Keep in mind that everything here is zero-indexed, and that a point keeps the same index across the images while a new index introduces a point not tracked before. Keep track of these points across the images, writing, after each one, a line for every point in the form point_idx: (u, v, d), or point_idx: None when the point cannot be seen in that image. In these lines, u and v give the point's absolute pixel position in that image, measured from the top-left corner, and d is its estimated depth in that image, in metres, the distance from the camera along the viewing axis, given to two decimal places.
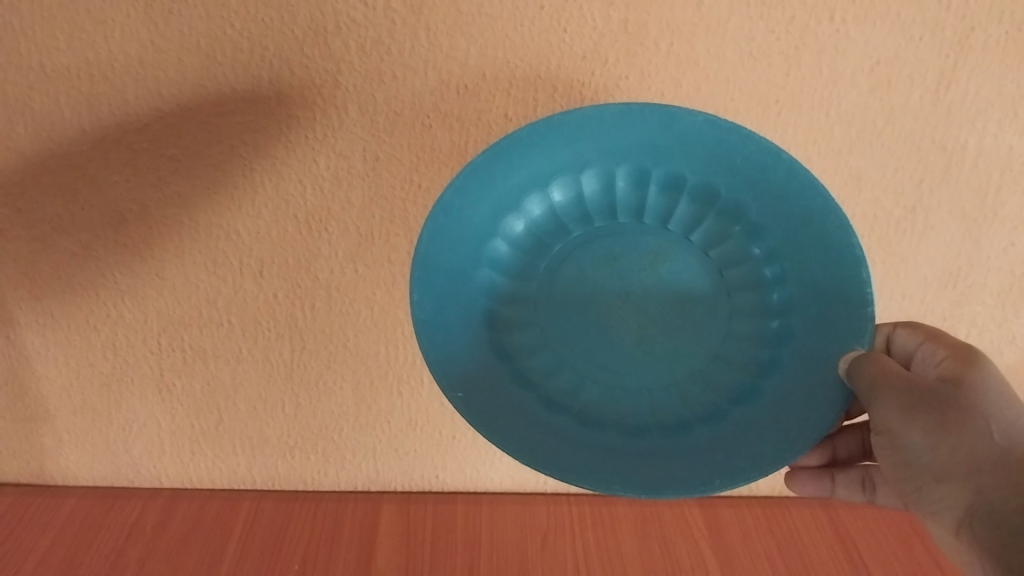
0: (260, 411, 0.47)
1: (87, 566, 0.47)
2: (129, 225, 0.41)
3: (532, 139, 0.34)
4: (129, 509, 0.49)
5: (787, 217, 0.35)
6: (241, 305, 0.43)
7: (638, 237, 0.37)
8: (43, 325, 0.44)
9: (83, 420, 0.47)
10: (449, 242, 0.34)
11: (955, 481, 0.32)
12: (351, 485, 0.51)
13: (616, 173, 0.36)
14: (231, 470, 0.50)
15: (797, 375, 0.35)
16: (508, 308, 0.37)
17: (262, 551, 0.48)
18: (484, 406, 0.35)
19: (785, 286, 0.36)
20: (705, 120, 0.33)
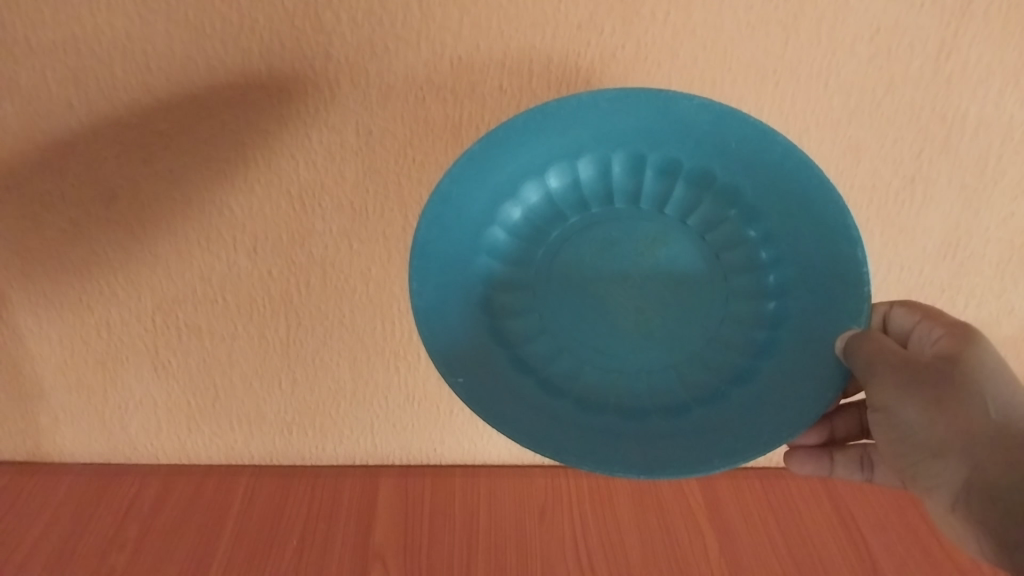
0: (257, 387, 0.47)
1: (88, 543, 0.47)
2: (119, 202, 0.40)
3: (528, 126, 0.34)
4: (128, 486, 0.50)
5: (783, 198, 0.34)
6: (235, 284, 0.43)
7: (635, 221, 0.37)
8: (36, 303, 0.43)
9: (79, 398, 0.47)
10: (447, 231, 0.34)
11: (953, 457, 0.31)
12: (350, 459, 0.51)
13: (612, 158, 0.36)
14: (229, 445, 0.50)
15: (794, 355, 0.35)
16: (507, 295, 0.37)
17: (261, 525, 0.48)
18: (484, 392, 0.35)
19: (782, 267, 0.36)
20: (701, 105, 0.33)
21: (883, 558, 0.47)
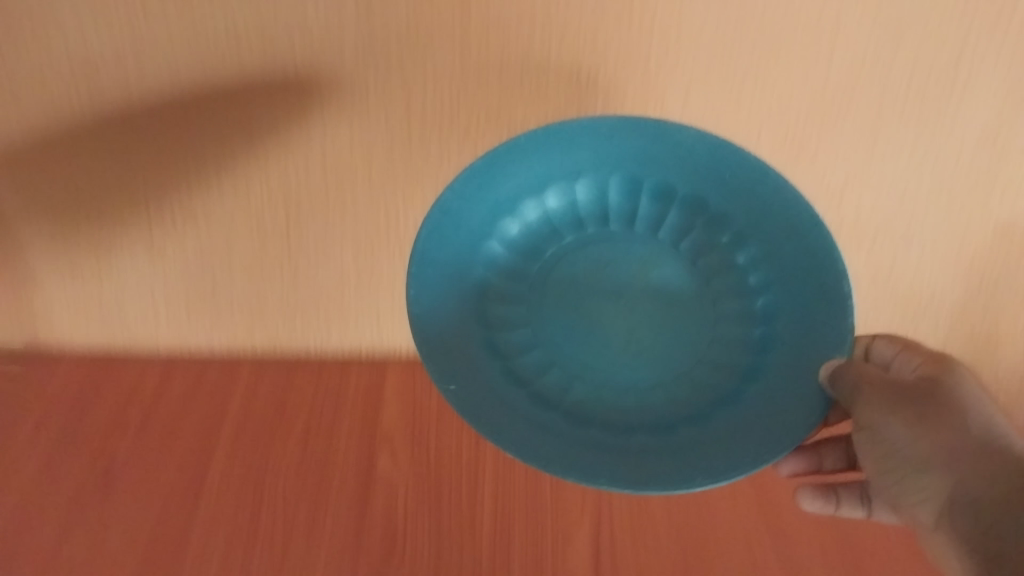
0: (258, 279, 0.51)
1: (87, 427, 0.50)
2: (121, 127, 0.45)
3: (530, 145, 0.38)
4: (127, 375, 0.53)
5: (769, 221, 0.38)
6: (244, 206, 0.48)
7: (629, 244, 0.40)
8: (40, 214, 0.48)
9: (75, 288, 0.51)
10: (450, 239, 0.37)
11: (937, 473, 0.33)
12: (353, 351, 0.54)
13: (609, 182, 0.39)
14: (230, 328, 0.53)
15: (781, 377, 0.36)
16: (502, 309, 0.39)
17: (265, 416, 0.51)
18: (476, 401, 0.35)
19: (770, 292, 0.38)
20: (695, 134, 0.38)
21: None
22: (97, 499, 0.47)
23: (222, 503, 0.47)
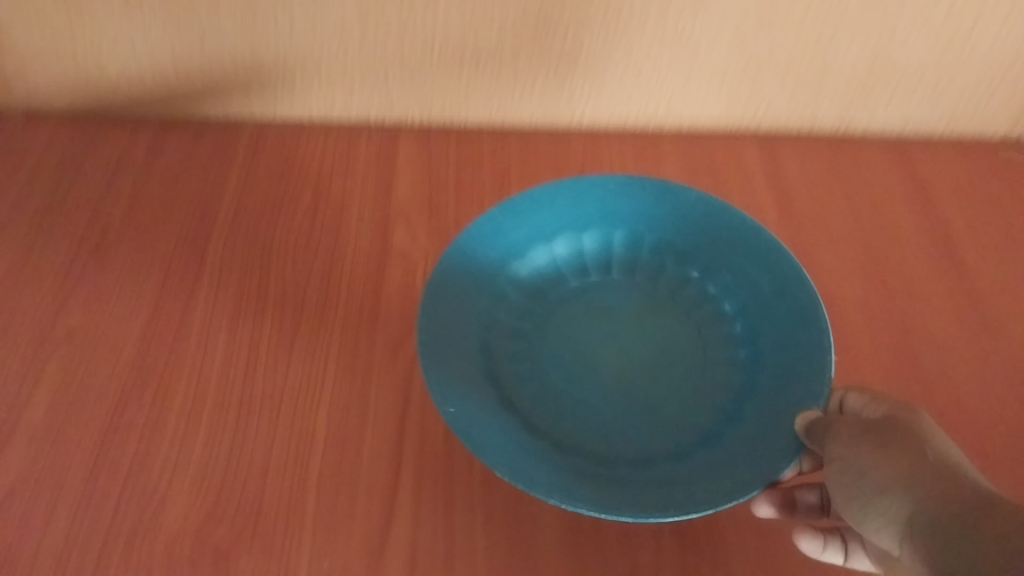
0: (214, 167, 0.81)
1: (122, 245, 0.75)
2: (112, 215, 0.77)
3: (519, 212, 0.64)
4: (84, 214, 0.77)
5: (766, 309, 0.61)
6: (203, 78, 0.80)
7: (619, 291, 0.66)
8: (45, 200, 0.78)
9: (51, 197, 0.78)
10: (444, 330, 0.57)
11: (932, 505, 0.46)
12: (322, 107, 0.84)
13: (594, 236, 0.66)
14: (207, 99, 0.83)
15: (747, 441, 0.55)
16: (513, 372, 0.60)
17: (242, 231, 0.77)
18: (534, 471, 0.51)
19: (756, 358, 0.60)
20: (695, 197, 0.64)
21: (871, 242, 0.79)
22: (114, 264, 0.74)
23: (295, 360, 0.68)
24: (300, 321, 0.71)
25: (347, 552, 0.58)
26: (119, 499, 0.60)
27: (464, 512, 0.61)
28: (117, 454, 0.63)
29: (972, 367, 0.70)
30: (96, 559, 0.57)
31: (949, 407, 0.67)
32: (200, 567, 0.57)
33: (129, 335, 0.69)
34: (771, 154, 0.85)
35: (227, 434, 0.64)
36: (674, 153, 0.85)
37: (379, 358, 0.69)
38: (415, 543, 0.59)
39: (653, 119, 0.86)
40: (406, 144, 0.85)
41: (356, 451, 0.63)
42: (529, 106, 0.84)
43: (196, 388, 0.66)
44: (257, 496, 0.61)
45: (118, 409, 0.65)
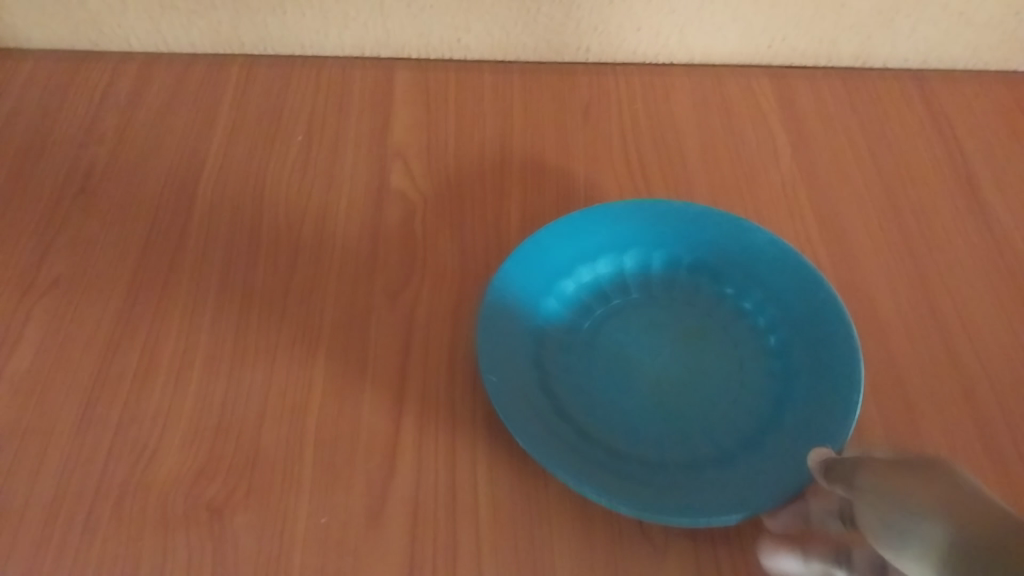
0: (205, 102, 0.77)
1: (114, 179, 0.71)
2: (99, 145, 0.73)
3: (602, 217, 0.64)
4: (70, 147, 0.73)
5: (811, 347, 0.59)
6: (196, 12, 0.77)
7: (671, 308, 0.64)
8: (36, 124, 0.74)
9: (37, 121, 0.75)
10: (502, 310, 0.59)
11: (926, 481, 0.37)
12: (324, 49, 0.81)
13: (665, 252, 0.66)
14: (201, 33, 0.79)
15: (765, 462, 0.54)
16: (559, 362, 0.60)
17: (239, 165, 0.72)
18: (545, 448, 0.53)
19: (789, 392, 0.58)
20: (767, 238, 0.63)
21: (881, 183, 0.74)
22: (100, 199, 0.69)
23: (291, 307, 0.63)
24: (296, 265, 0.66)
25: (347, 502, 0.54)
26: (110, 447, 0.56)
27: (469, 464, 0.56)
28: (110, 398, 0.58)
29: (996, 310, 0.66)
30: (86, 511, 0.53)
31: (982, 358, 0.63)
32: (194, 523, 0.53)
33: (118, 275, 0.65)
34: (788, 91, 0.81)
35: (223, 379, 0.59)
36: (685, 87, 0.81)
37: (380, 303, 0.64)
38: (419, 496, 0.55)
39: (662, 54, 0.82)
40: (403, 78, 0.80)
41: (354, 400, 0.59)
42: (532, 41, 0.80)
43: (188, 335, 0.62)
44: (254, 447, 0.56)
45: (108, 355, 0.61)
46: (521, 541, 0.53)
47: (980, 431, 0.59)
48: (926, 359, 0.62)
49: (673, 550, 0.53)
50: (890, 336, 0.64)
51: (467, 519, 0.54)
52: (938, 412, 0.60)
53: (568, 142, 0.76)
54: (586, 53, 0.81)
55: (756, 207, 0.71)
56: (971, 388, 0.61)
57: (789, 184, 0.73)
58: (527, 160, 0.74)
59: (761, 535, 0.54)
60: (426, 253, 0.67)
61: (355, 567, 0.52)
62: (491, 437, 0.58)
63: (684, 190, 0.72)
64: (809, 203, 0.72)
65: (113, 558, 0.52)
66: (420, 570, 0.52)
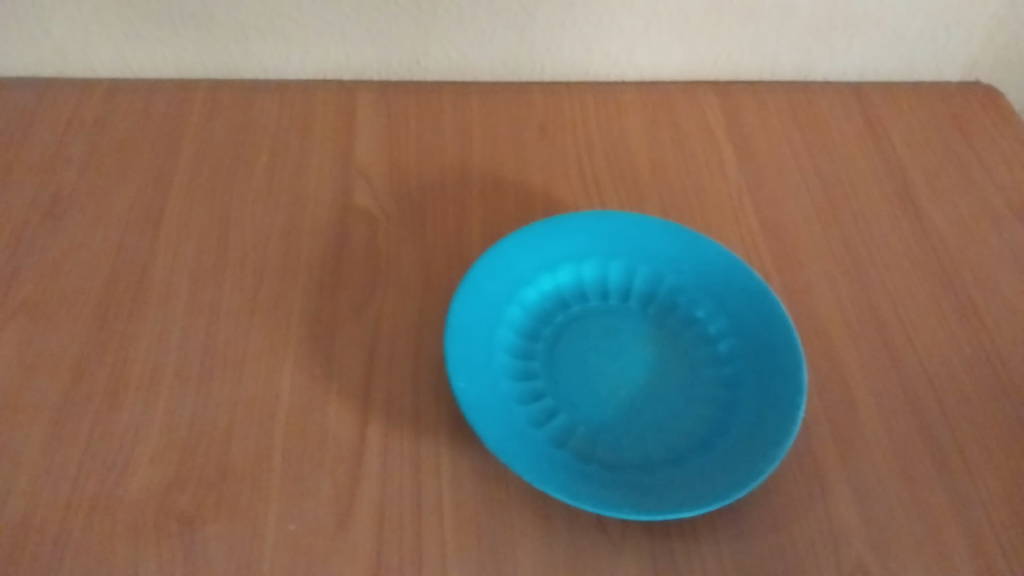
0: (170, 127, 0.79)
1: (80, 203, 0.72)
2: (65, 171, 0.74)
3: (564, 226, 0.67)
4: (36, 173, 0.74)
5: (760, 356, 0.61)
6: (160, 40, 0.79)
7: (627, 318, 0.67)
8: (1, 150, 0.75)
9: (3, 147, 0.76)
10: (469, 314, 0.61)
11: None
12: (286, 73, 0.83)
13: (622, 263, 0.68)
14: (165, 61, 0.81)
15: (713, 463, 0.57)
16: (522, 367, 0.62)
17: (204, 187, 0.74)
18: (509, 447, 0.54)
19: (738, 398, 0.60)
20: (720, 251, 0.65)
21: (824, 192, 0.77)
22: (66, 223, 0.71)
23: (257, 323, 0.65)
24: (261, 282, 0.68)
25: (315, 508, 0.56)
26: (80, 463, 0.57)
27: (433, 468, 0.58)
28: (80, 415, 0.59)
29: (931, 308, 0.69)
30: (57, 526, 0.54)
31: (919, 354, 0.66)
32: (165, 534, 0.54)
33: (86, 296, 0.66)
34: (733, 105, 0.85)
35: (190, 394, 0.61)
36: (636, 104, 0.84)
37: (345, 316, 0.66)
38: (385, 500, 0.56)
39: (613, 73, 0.85)
40: (364, 100, 0.82)
41: (321, 411, 0.60)
42: (488, 63, 0.83)
43: (156, 353, 0.63)
44: (223, 458, 0.58)
45: (77, 374, 0.62)
46: (485, 541, 0.55)
47: (918, 423, 0.62)
48: (868, 358, 0.66)
49: (629, 544, 0.56)
50: (834, 335, 0.67)
51: (432, 521, 0.56)
52: (879, 406, 0.63)
53: (525, 158, 0.79)
54: (541, 72, 0.84)
55: (705, 217, 0.74)
56: (909, 382, 0.64)
57: (735, 194, 0.77)
58: (485, 175, 0.77)
59: (713, 526, 0.57)
60: (389, 267, 0.69)
61: (324, 569, 0.53)
62: (454, 442, 0.60)
63: (637, 202, 0.75)
64: (754, 212, 0.75)
65: (84, 571, 0.52)
66: (388, 571, 0.53)
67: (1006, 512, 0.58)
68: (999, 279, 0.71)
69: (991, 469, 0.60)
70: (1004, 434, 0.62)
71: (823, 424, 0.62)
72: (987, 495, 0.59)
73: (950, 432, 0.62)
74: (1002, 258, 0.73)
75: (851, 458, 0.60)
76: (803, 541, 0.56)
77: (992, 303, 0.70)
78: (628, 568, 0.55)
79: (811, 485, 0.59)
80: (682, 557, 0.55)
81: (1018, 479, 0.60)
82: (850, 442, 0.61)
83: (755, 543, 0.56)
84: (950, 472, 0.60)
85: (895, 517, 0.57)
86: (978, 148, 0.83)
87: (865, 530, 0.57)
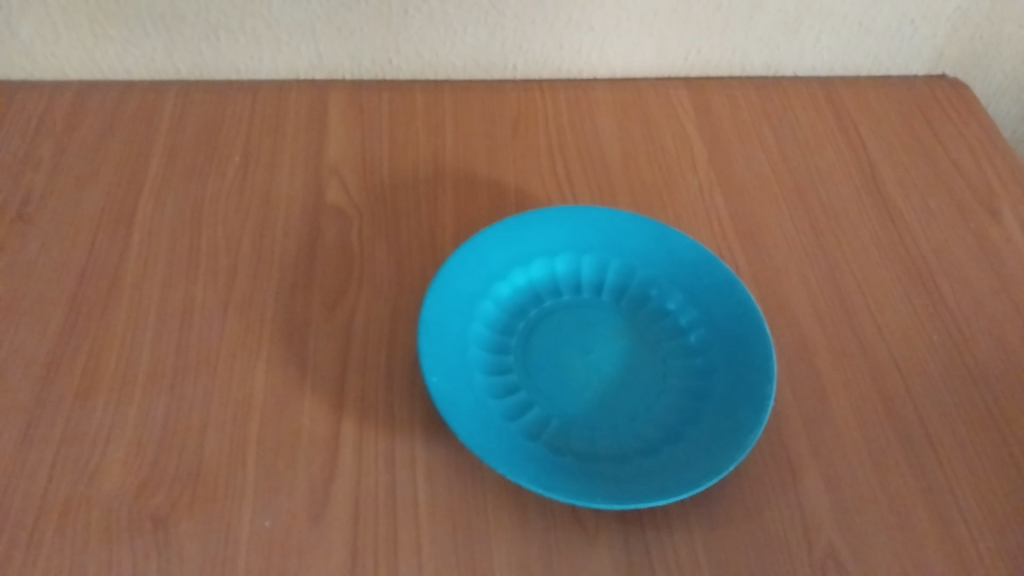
0: (142, 128, 0.79)
1: (52, 204, 0.72)
2: (35, 173, 0.74)
3: (536, 221, 0.67)
4: (6, 174, 0.74)
5: (731, 346, 0.62)
6: (131, 42, 0.79)
7: (600, 312, 0.67)
8: None
9: None
10: (442, 310, 0.61)
11: None
12: (258, 73, 0.83)
13: (594, 257, 0.68)
14: (136, 62, 0.81)
15: (685, 453, 0.57)
16: (496, 362, 0.63)
17: (176, 187, 0.74)
18: (482, 440, 0.55)
19: (709, 388, 0.61)
20: (690, 244, 0.66)
21: (793, 184, 0.78)
22: (37, 224, 0.70)
23: (231, 322, 0.65)
24: (234, 281, 0.68)
25: (290, 504, 0.56)
26: (53, 464, 0.57)
27: (408, 462, 0.59)
28: (52, 417, 0.59)
29: (899, 297, 0.70)
30: (29, 527, 0.54)
31: (888, 342, 0.67)
32: (139, 533, 0.54)
33: (58, 297, 0.66)
34: (704, 101, 0.85)
35: (164, 393, 0.61)
36: (608, 100, 0.85)
37: (319, 313, 0.66)
38: (360, 495, 0.57)
39: (585, 69, 0.86)
40: (337, 99, 0.82)
41: (296, 408, 0.61)
42: (460, 61, 0.84)
43: (128, 353, 0.63)
44: (197, 457, 0.58)
45: (49, 375, 0.61)
46: (460, 533, 0.55)
47: (887, 409, 0.63)
48: (837, 346, 0.67)
49: (603, 533, 0.56)
50: (804, 325, 0.68)
51: (407, 515, 0.56)
52: (848, 394, 0.64)
53: (498, 154, 0.79)
54: (512, 69, 0.85)
55: (676, 211, 0.75)
56: (878, 370, 0.65)
57: (707, 187, 0.77)
58: (458, 172, 0.77)
59: (686, 515, 0.57)
60: (362, 264, 0.70)
61: (299, 565, 0.53)
62: (429, 437, 0.60)
63: (609, 197, 0.76)
64: (725, 205, 0.76)
65: (58, 571, 0.52)
66: (363, 565, 0.53)
67: (973, 495, 0.59)
68: (965, 267, 0.73)
69: (958, 453, 0.61)
70: (972, 419, 0.63)
71: (794, 412, 0.62)
72: (955, 478, 0.60)
73: (918, 417, 0.63)
74: (968, 247, 0.74)
75: (822, 445, 0.61)
76: (774, 528, 0.56)
77: (958, 291, 0.71)
78: (602, 557, 0.55)
79: (782, 473, 0.59)
80: (655, 545, 0.56)
81: (984, 462, 0.61)
82: (820, 429, 0.62)
83: (727, 530, 0.56)
84: (919, 457, 0.61)
85: (865, 503, 0.58)
86: (944, 140, 0.84)
87: (836, 515, 0.57)
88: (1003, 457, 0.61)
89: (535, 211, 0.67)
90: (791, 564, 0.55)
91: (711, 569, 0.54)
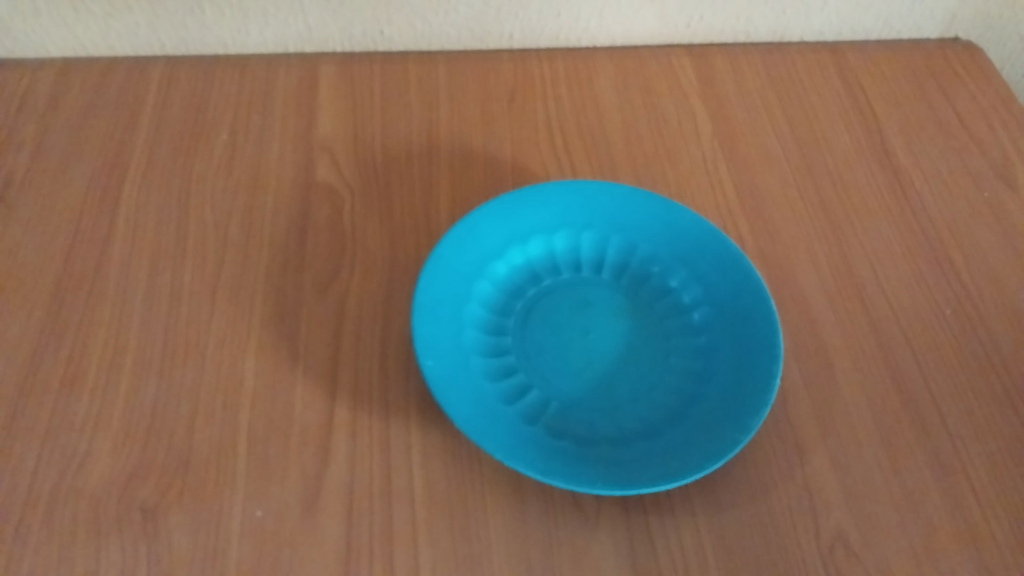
0: (126, 106, 0.76)
1: (36, 186, 0.70)
2: (17, 154, 0.72)
3: (535, 197, 0.65)
4: None
5: (736, 326, 0.60)
6: (114, 18, 0.77)
7: (601, 291, 0.65)
8: None
9: None
10: (437, 290, 0.59)
11: None
12: (246, 47, 0.81)
13: (595, 235, 0.66)
14: (121, 39, 0.79)
15: (688, 435, 0.55)
16: (493, 343, 0.61)
17: (164, 166, 0.72)
18: (477, 423, 0.53)
19: (713, 367, 0.59)
20: (692, 219, 0.64)
21: (800, 155, 0.76)
22: (21, 208, 0.68)
23: (219, 307, 0.63)
24: (223, 263, 0.66)
25: (282, 494, 0.54)
26: (38, 455, 0.55)
27: (403, 450, 0.57)
28: (37, 407, 0.57)
29: (910, 270, 0.68)
30: (13, 520, 0.52)
31: (898, 317, 0.65)
32: (128, 526, 0.52)
33: (42, 283, 0.64)
34: (707, 68, 0.83)
35: (152, 380, 0.59)
36: (608, 69, 0.82)
37: (310, 296, 0.64)
38: (354, 483, 0.55)
39: (584, 38, 0.83)
40: (328, 71, 0.80)
41: (287, 395, 0.59)
42: (454, 31, 0.81)
43: (115, 339, 0.61)
44: (187, 445, 0.56)
45: (34, 363, 0.59)
46: (457, 521, 0.54)
47: (898, 387, 0.61)
48: (847, 322, 0.64)
49: (604, 520, 0.54)
50: (811, 301, 0.65)
51: (403, 505, 0.54)
52: (858, 371, 0.62)
53: (494, 127, 0.76)
54: (507, 38, 0.82)
55: (678, 184, 0.73)
56: (888, 346, 0.63)
57: (711, 159, 0.75)
58: (452, 146, 0.75)
59: (692, 499, 0.55)
60: (355, 243, 0.67)
61: (292, 556, 0.52)
62: (424, 422, 0.58)
63: (608, 171, 0.74)
64: (729, 177, 0.73)
65: (44, 566, 0.51)
66: (358, 556, 0.52)
67: (987, 476, 0.57)
68: (979, 238, 0.70)
69: (970, 432, 0.59)
70: (986, 395, 0.61)
71: (801, 391, 0.61)
72: (968, 458, 0.58)
73: (930, 395, 0.61)
74: (981, 217, 0.72)
75: (830, 426, 0.59)
76: (781, 513, 0.54)
77: (971, 263, 0.68)
78: (603, 546, 0.53)
79: (790, 454, 0.57)
80: (659, 532, 0.54)
81: (999, 444, 0.58)
82: (828, 409, 0.60)
83: (733, 515, 0.54)
84: (932, 437, 0.59)
85: (875, 484, 0.56)
86: (957, 106, 0.81)
87: (846, 499, 0.55)
88: (1018, 434, 0.59)
89: (533, 187, 0.65)
90: (800, 550, 0.53)
91: (716, 555, 0.53)
